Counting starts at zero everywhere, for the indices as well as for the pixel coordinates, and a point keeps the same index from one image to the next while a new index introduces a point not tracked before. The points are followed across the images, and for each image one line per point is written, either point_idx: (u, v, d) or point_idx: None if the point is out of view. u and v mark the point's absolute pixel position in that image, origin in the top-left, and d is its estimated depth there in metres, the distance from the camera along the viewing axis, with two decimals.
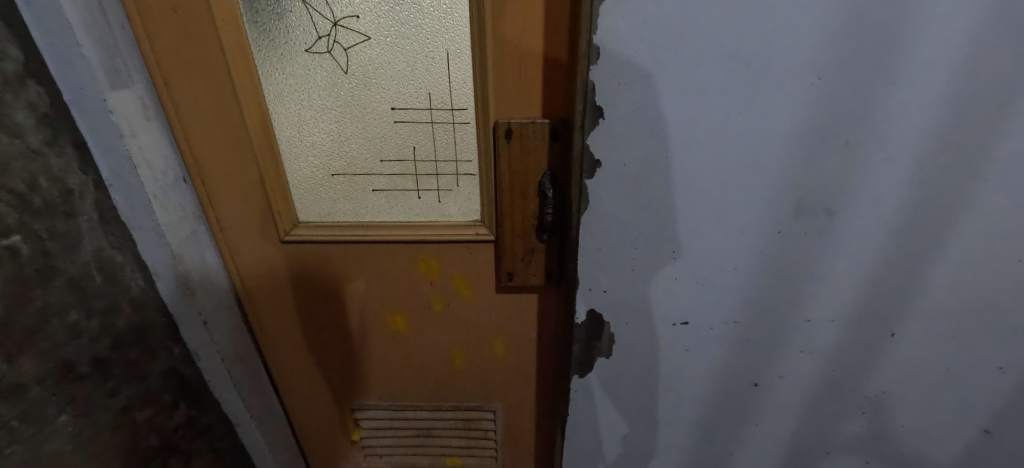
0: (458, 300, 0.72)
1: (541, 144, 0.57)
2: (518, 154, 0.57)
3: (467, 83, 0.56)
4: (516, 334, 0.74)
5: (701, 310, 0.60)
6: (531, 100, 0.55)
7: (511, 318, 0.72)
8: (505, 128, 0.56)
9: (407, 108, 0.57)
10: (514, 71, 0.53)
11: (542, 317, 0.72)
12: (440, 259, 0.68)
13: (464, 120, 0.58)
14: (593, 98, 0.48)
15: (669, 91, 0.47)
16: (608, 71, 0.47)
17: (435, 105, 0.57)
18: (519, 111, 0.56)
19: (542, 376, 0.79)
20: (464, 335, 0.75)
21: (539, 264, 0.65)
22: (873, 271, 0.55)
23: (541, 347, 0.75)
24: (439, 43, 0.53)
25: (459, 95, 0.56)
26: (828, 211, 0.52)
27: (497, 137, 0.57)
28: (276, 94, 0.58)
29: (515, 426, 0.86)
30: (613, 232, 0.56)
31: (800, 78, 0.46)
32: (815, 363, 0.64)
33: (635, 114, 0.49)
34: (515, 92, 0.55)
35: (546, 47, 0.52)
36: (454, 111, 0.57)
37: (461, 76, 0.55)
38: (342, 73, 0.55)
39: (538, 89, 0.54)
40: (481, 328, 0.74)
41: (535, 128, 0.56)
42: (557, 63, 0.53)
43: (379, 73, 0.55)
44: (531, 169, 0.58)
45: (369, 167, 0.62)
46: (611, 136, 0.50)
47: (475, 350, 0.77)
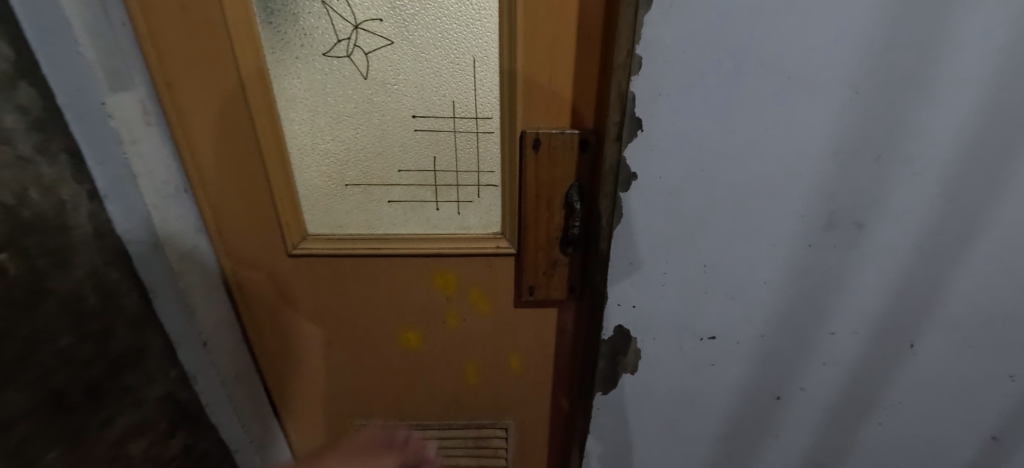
0: (474, 315, 0.69)
1: (569, 154, 0.55)
2: (544, 165, 0.56)
3: (493, 91, 0.54)
4: (533, 349, 0.72)
5: (728, 324, 0.59)
6: (560, 110, 0.54)
7: (530, 333, 0.70)
8: (533, 138, 0.54)
9: (430, 116, 0.55)
10: (544, 79, 0.52)
11: (561, 330, 0.70)
12: (458, 272, 0.66)
13: (488, 129, 0.56)
14: (632, 109, 0.47)
15: (710, 102, 0.46)
16: (650, 79, 0.45)
17: (459, 114, 0.55)
18: (547, 120, 0.54)
19: (559, 392, 0.76)
20: (479, 350, 0.73)
21: (561, 278, 0.64)
22: (895, 282, 0.56)
23: (559, 362, 0.73)
24: (466, 49, 0.51)
25: (484, 103, 0.55)
26: (858, 225, 0.52)
27: (524, 146, 0.55)
28: (287, 99, 0.54)
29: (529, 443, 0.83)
30: (644, 246, 0.54)
31: (839, 92, 0.46)
32: (835, 375, 0.63)
33: (674, 126, 0.47)
34: (543, 101, 0.53)
35: (579, 57, 0.50)
36: (479, 119, 0.55)
37: (488, 84, 0.53)
38: (361, 78, 0.53)
39: (567, 98, 0.53)
40: (497, 342, 0.72)
41: (563, 138, 0.54)
42: (586, 73, 0.51)
43: (400, 78, 0.53)
44: (557, 179, 0.56)
45: (387, 177, 0.59)
46: (648, 149, 0.49)
47: (490, 365, 0.74)
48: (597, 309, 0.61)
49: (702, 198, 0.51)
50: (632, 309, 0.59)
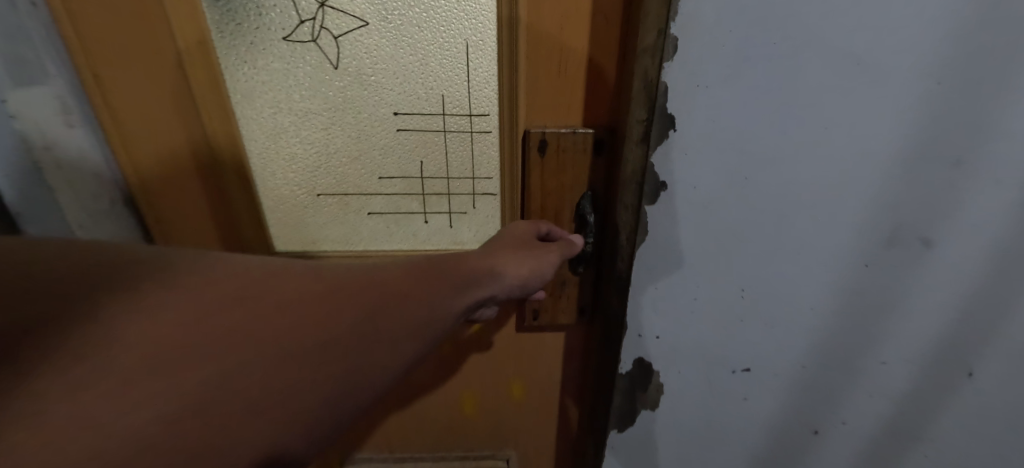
0: (471, 340, 0.61)
1: (581, 158, 0.47)
2: (553, 169, 0.48)
3: (488, 83, 0.47)
4: (537, 376, 0.64)
5: (764, 354, 0.52)
6: (570, 105, 0.45)
7: (533, 359, 0.63)
8: (539, 139, 0.46)
9: (417, 114, 0.48)
10: (553, 68, 0.43)
11: (570, 356, 0.62)
12: None
13: (484, 129, 0.49)
14: (663, 103, 0.38)
15: (759, 98, 0.38)
16: (686, 67, 0.37)
17: (450, 111, 0.48)
18: (555, 118, 0.46)
19: (566, 422, 0.69)
20: (477, 377, 0.65)
21: (570, 299, 0.56)
22: (963, 306, 0.47)
23: (567, 390, 0.65)
24: (455, 31, 0.44)
25: (478, 98, 0.47)
26: (924, 241, 0.44)
27: (528, 149, 0.47)
28: (245, 94, 0.47)
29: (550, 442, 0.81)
30: (672, 268, 0.46)
31: (917, 83, 0.37)
32: (882, 408, 0.55)
33: (714, 127, 0.39)
34: (551, 94, 0.45)
35: (594, 41, 0.42)
36: (472, 117, 0.49)
37: (484, 73, 0.46)
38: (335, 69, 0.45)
39: (580, 92, 0.45)
40: (497, 368, 0.64)
41: (575, 139, 0.46)
42: (604, 60, 0.43)
43: (379, 69, 0.45)
44: (567, 187, 0.48)
45: (366, 185, 0.52)
46: (682, 153, 0.40)
47: (489, 393, 0.67)
48: (615, 338, 0.53)
49: (742, 215, 0.43)
50: (654, 339, 0.51)
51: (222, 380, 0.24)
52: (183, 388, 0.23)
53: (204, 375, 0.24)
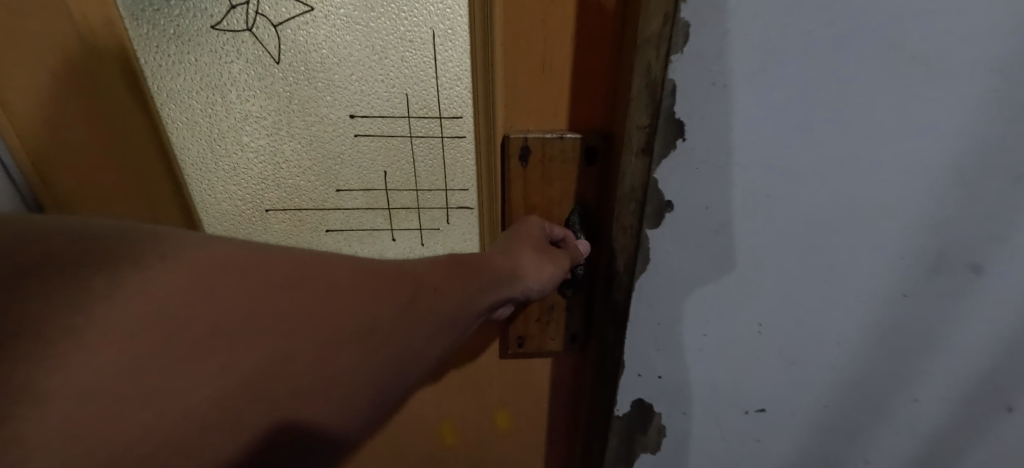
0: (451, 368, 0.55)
1: (569, 166, 0.42)
2: (537, 178, 0.43)
3: (456, 82, 0.44)
4: (524, 405, 0.58)
5: (781, 393, 0.45)
6: (555, 107, 0.40)
7: (521, 387, 0.57)
8: (520, 145, 0.41)
9: (376, 116, 0.45)
10: (535, 65, 0.38)
11: (559, 384, 0.56)
12: None
13: (455, 134, 0.46)
14: (670, 106, 0.31)
15: (786, 98, 0.31)
16: (700, 62, 0.30)
17: (415, 112, 0.45)
18: (539, 121, 0.41)
19: (556, 451, 0.63)
20: (458, 405, 0.59)
21: (557, 326, 0.50)
22: (1009, 338, 0.41)
23: (556, 423, 0.60)
24: (414, 20, 0.41)
25: (445, 98, 0.44)
26: (975, 267, 0.37)
27: (508, 157, 0.42)
28: (184, 96, 0.44)
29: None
30: (678, 299, 0.40)
31: (977, 80, 0.31)
32: (910, 448, 0.49)
33: (731, 136, 0.32)
34: (533, 96, 0.40)
35: (581, 34, 0.37)
36: (442, 120, 0.46)
37: (453, 68, 0.43)
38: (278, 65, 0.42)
39: (565, 93, 0.40)
40: (480, 396, 0.58)
41: (562, 145, 0.41)
42: (598, 55, 0.38)
43: (333, 69, 0.43)
44: (553, 198, 0.44)
45: (323, 198, 0.49)
46: (692, 167, 0.34)
47: (471, 422, 0.60)
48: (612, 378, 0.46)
49: (760, 238, 0.37)
50: (657, 379, 0.44)
51: (269, 370, 0.22)
52: (232, 371, 0.21)
53: (245, 362, 0.21)
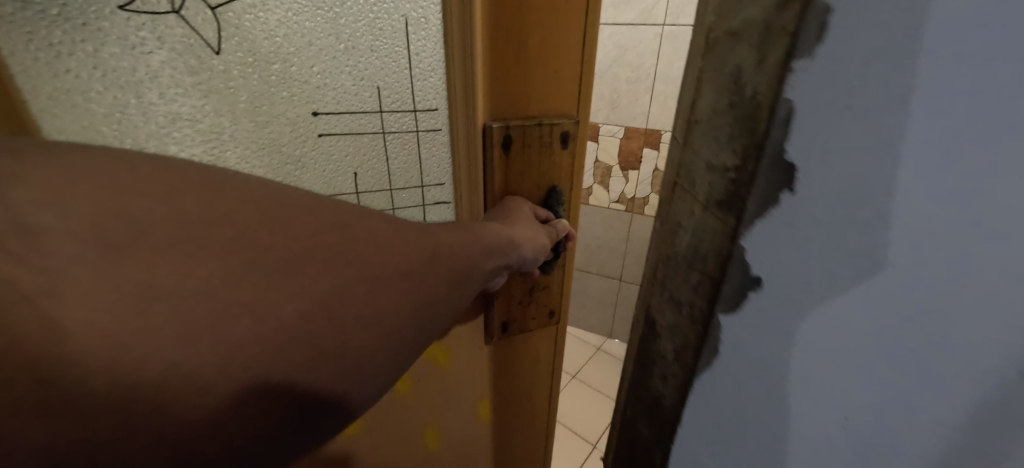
0: (432, 371, 0.71)
1: (540, 148, 0.55)
2: (517, 163, 0.55)
3: (426, 81, 0.54)
4: (499, 394, 0.79)
5: None
6: (529, 102, 0.53)
7: (495, 378, 0.77)
8: (503, 133, 0.52)
9: (341, 110, 0.54)
10: (518, 77, 0.51)
11: (523, 363, 0.77)
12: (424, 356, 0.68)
13: (429, 127, 0.57)
14: (778, 148, 0.26)
15: (924, 152, 0.23)
16: (830, 76, 0.23)
17: (387, 107, 0.55)
18: (518, 113, 0.53)
19: (528, 422, 0.87)
20: (443, 412, 0.77)
21: (533, 309, 0.68)
22: None
23: (523, 397, 0.82)
24: (384, 21, 0.49)
25: (418, 94, 0.54)
26: None
27: (493, 142, 0.53)
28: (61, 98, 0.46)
29: (500, 434, 0.86)
30: (744, 400, 0.34)
31: None
32: None
33: (859, 197, 0.25)
34: (514, 94, 0.52)
35: (552, 53, 0.50)
36: (415, 112, 0.55)
37: (425, 60, 0.52)
38: (220, 55, 0.48)
39: (538, 95, 0.53)
40: (464, 393, 0.77)
41: (537, 132, 0.54)
42: (561, 73, 0.52)
43: (291, 66, 0.50)
44: (530, 174, 0.56)
45: (289, 172, 0.56)
46: (793, 241, 0.28)
47: (459, 421, 0.80)
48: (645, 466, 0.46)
49: (844, 332, 0.29)
50: None
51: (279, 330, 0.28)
52: (231, 328, 0.26)
53: (243, 321, 0.26)
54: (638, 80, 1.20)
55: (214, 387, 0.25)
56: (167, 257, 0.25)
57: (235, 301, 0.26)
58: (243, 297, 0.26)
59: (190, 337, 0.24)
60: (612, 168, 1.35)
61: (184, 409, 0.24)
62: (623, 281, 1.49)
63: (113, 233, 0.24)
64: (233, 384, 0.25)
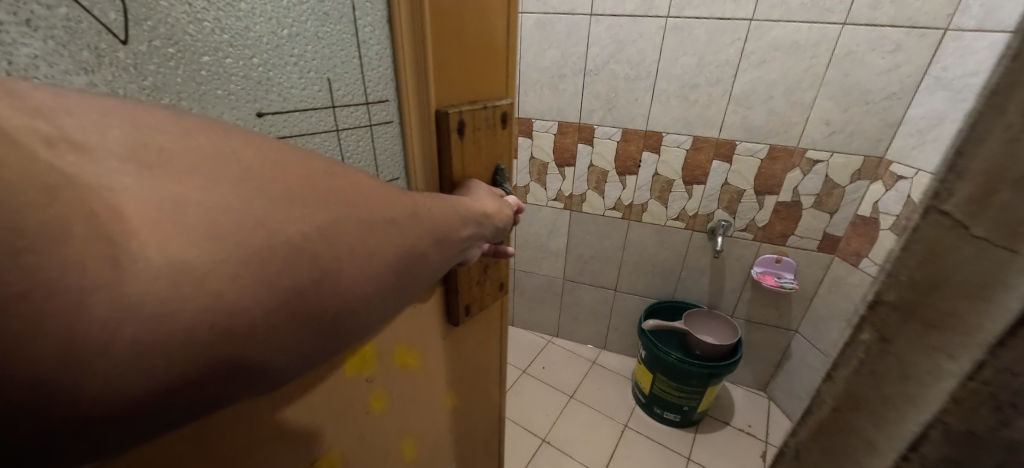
0: (401, 378, 0.51)
1: (488, 129, 0.46)
2: (470, 150, 0.44)
3: (385, 63, 0.37)
4: (469, 382, 0.66)
5: None
6: (470, 80, 0.43)
7: (469, 355, 0.63)
8: (457, 119, 0.41)
9: (290, 110, 0.32)
10: (457, 48, 0.40)
11: (489, 331, 0.66)
12: (382, 375, 0.47)
13: (386, 120, 0.39)
14: None
15: None
16: None
17: (341, 100, 0.35)
18: (462, 95, 0.42)
19: (495, 386, 0.75)
20: (414, 413, 0.56)
21: (491, 281, 0.58)
22: None
23: (489, 370, 0.71)
24: None
25: (376, 81, 0.37)
26: None
27: (446, 131, 0.41)
28: None
29: (472, 437, 0.73)
30: None
31: None
32: None
33: None
34: (457, 69, 0.41)
35: (485, 19, 0.42)
36: (369, 106, 0.37)
37: (376, 47, 0.36)
38: (127, 47, 0.23)
39: (479, 72, 0.44)
40: (433, 390, 0.58)
41: (484, 114, 0.45)
42: (490, 54, 0.44)
43: (209, 29, 0.26)
44: (482, 160, 0.47)
45: None
46: None
47: (428, 431, 0.60)
48: None
49: None
50: None
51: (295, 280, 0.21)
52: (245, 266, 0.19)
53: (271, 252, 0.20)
54: (638, 78, 1.10)
55: (227, 265, 0.19)
56: (154, 131, 0.19)
57: (224, 197, 0.20)
58: (250, 185, 0.21)
59: (182, 213, 0.18)
60: (608, 173, 1.25)
61: (184, 323, 0.17)
62: (618, 291, 1.41)
63: (83, 114, 0.18)
64: (203, 318, 0.18)
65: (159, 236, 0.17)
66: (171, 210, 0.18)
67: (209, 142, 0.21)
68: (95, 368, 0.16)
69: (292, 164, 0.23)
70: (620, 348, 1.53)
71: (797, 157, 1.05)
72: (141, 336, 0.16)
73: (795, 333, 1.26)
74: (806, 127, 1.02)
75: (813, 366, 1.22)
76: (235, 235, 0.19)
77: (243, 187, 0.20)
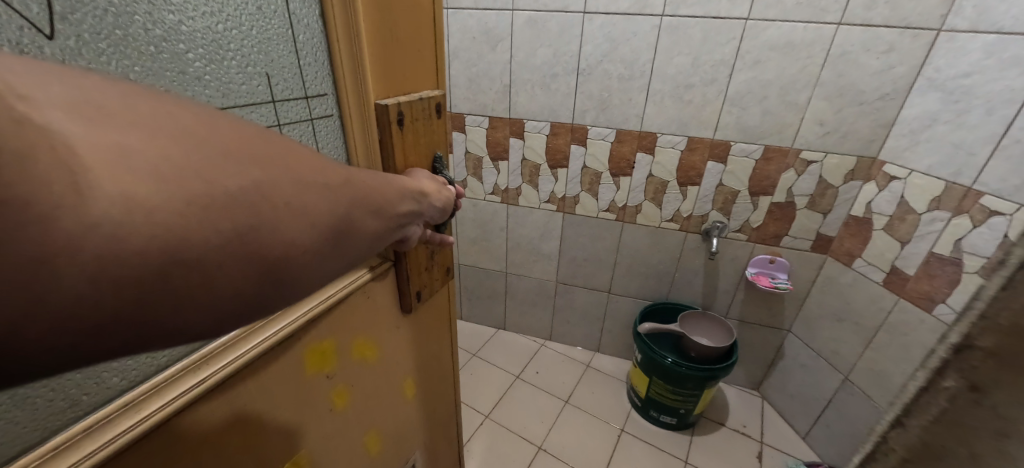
0: (361, 369, 0.58)
1: (423, 120, 0.53)
2: (409, 139, 0.51)
3: (317, 60, 0.44)
4: (424, 370, 0.73)
5: None
6: (403, 76, 0.49)
7: (421, 347, 0.70)
8: (396, 111, 0.48)
9: (227, 105, 0.38)
10: (389, 47, 0.46)
11: (439, 318, 0.74)
12: (340, 368, 0.54)
13: (323, 112, 0.46)
14: None
15: None
16: None
17: (280, 95, 0.42)
18: (397, 89, 0.49)
19: (450, 374, 0.83)
20: (376, 404, 0.63)
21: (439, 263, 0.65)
22: None
23: (442, 358, 0.79)
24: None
25: (311, 77, 0.44)
26: None
27: (386, 123, 0.47)
28: None
29: (432, 423, 0.81)
30: None
31: None
32: None
33: None
34: (391, 65, 0.47)
35: (413, 23, 0.49)
36: (307, 99, 0.44)
37: (310, 47, 0.43)
38: (55, 42, 0.28)
39: (412, 69, 0.50)
40: (391, 379, 0.65)
41: (420, 105, 0.51)
42: (420, 54, 0.51)
43: (140, 22, 0.31)
44: (421, 148, 0.53)
45: None
46: None
47: (390, 420, 0.67)
48: None
49: None
50: None
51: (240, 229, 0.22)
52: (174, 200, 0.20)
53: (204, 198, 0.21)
54: (632, 78, 1.08)
55: (171, 204, 0.20)
56: (96, 89, 0.20)
57: (164, 149, 0.20)
58: (187, 138, 0.21)
59: (127, 157, 0.19)
60: (601, 175, 1.22)
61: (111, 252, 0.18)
62: (611, 294, 1.40)
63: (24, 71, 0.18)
64: (151, 253, 0.19)
65: (113, 173, 0.18)
66: (119, 154, 0.19)
67: (145, 104, 0.21)
68: (55, 287, 0.17)
69: (222, 123, 0.24)
70: (614, 351, 1.51)
71: (791, 157, 1.05)
72: (96, 253, 0.18)
73: (789, 333, 1.26)
74: (800, 127, 1.01)
75: (807, 366, 1.22)
76: (174, 179, 0.20)
77: (182, 142, 0.21)
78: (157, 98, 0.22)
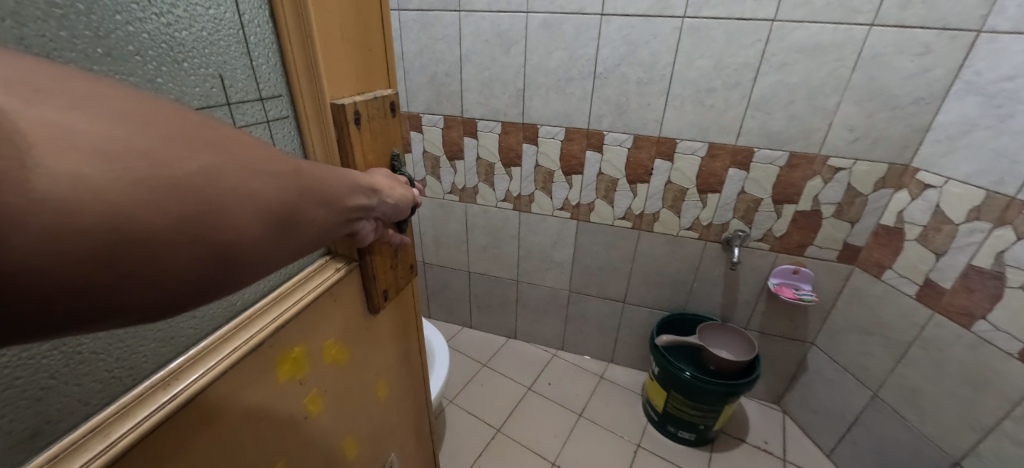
0: (334, 374, 0.54)
1: (381, 119, 0.49)
2: (368, 139, 0.47)
3: (271, 58, 0.41)
4: (397, 372, 0.70)
5: None
6: (356, 72, 0.46)
7: (393, 347, 0.68)
8: (353, 110, 0.44)
9: None
10: (340, 42, 0.42)
11: (410, 317, 0.71)
12: (313, 373, 0.50)
13: (280, 115, 0.43)
14: None
15: None
16: None
17: (235, 97, 0.40)
18: (351, 87, 0.45)
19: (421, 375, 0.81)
20: (351, 409, 0.60)
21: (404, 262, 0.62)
22: None
23: (414, 359, 0.76)
24: None
25: (266, 77, 0.42)
26: None
27: (345, 124, 0.44)
28: None
29: (407, 426, 0.78)
30: None
31: None
32: None
33: None
34: (343, 61, 0.43)
35: (363, 15, 0.45)
36: (263, 100, 0.42)
37: (262, 44, 0.40)
38: None
39: (363, 64, 0.47)
40: (364, 383, 0.62)
41: (376, 103, 0.48)
42: (370, 48, 0.47)
43: (89, 23, 0.30)
44: (380, 149, 0.50)
45: None
46: None
47: (366, 425, 0.64)
48: None
49: None
50: None
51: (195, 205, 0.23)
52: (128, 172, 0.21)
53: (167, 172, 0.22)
54: (651, 82, 1.04)
55: (114, 182, 0.20)
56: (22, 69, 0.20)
57: (118, 123, 0.21)
58: (131, 115, 0.22)
59: (72, 137, 0.19)
60: (618, 182, 1.18)
61: (84, 222, 0.19)
62: (627, 303, 1.36)
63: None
64: (100, 229, 0.20)
65: (55, 150, 0.19)
66: (68, 137, 0.19)
67: (81, 88, 0.21)
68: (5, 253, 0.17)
69: (165, 109, 0.24)
70: (629, 362, 1.47)
71: (818, 164, 1.00)
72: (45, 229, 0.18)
73: (813, 346, 1.21)
74: (829, 132, 0.96)
75: (833, 381, 1.17)
76: (123, 158, 0.21)
77: (116, 119, 0.21)
78: (97, 84, 0.22)
